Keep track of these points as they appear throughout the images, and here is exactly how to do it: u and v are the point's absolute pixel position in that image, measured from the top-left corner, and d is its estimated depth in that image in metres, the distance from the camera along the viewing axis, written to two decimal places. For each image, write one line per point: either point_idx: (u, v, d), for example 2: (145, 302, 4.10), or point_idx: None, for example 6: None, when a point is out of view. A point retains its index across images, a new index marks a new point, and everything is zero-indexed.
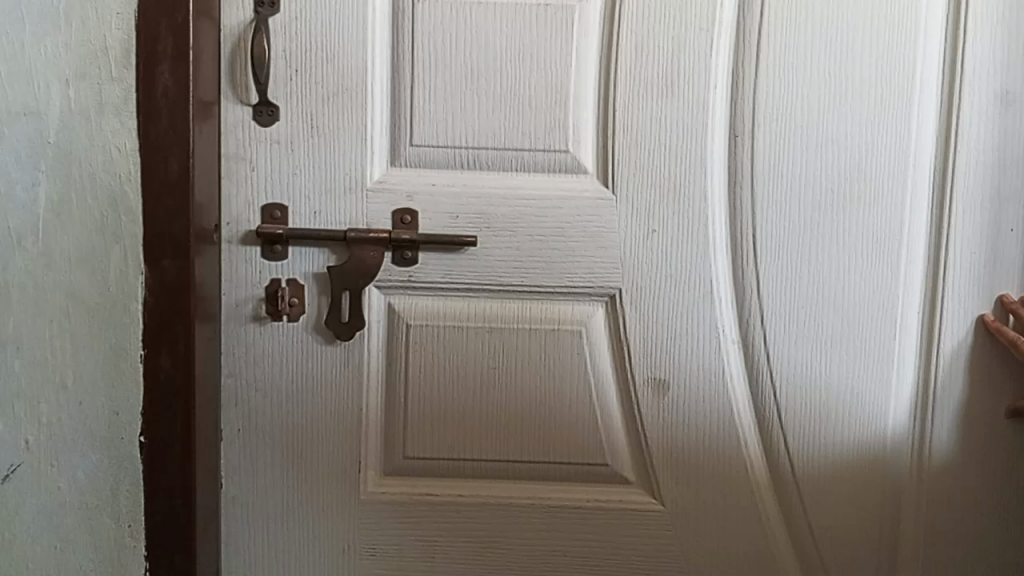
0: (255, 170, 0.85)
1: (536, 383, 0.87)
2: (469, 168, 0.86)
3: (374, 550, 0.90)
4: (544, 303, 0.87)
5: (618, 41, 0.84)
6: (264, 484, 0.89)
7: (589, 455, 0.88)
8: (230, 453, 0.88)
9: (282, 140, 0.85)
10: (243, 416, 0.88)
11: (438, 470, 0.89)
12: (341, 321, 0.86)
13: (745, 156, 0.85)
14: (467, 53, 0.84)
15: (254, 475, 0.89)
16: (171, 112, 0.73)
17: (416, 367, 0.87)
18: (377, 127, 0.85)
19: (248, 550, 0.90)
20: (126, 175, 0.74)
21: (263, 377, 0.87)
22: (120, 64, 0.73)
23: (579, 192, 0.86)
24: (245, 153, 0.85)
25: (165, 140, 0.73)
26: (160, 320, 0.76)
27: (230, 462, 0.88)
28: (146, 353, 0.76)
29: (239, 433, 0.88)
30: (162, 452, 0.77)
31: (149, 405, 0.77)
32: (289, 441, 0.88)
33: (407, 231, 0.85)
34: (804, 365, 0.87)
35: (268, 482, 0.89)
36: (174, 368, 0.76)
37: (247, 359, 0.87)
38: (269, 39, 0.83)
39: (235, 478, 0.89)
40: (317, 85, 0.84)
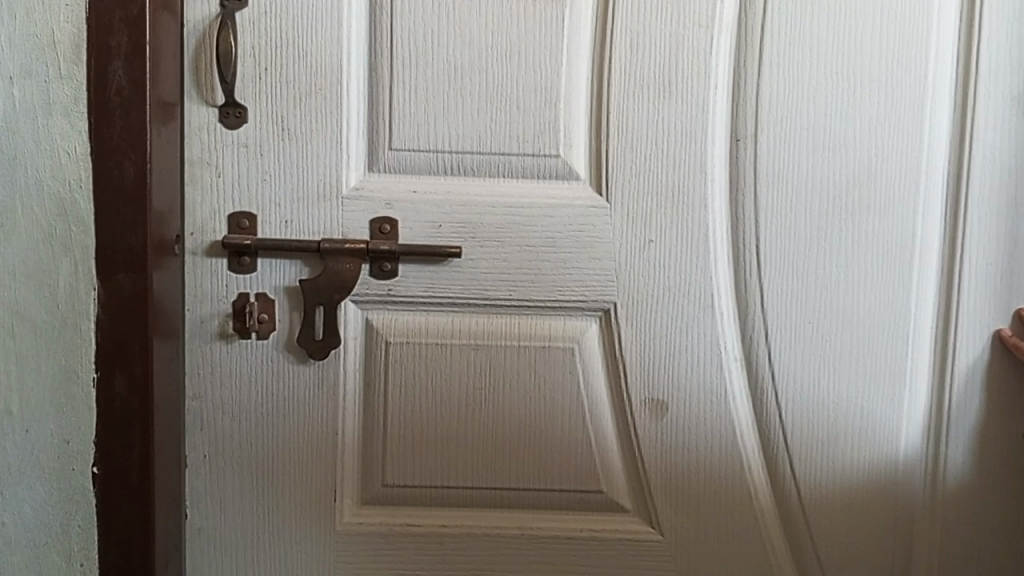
0: (222, 175, 0.79)
1: (526, 405, 0.81)
2: (453, 173, 0.80)
3: None
4: (533, 318, 0.81)
5: (612, 38, 0.78)
6: (232, 514, 0.82)
7: (582, 482, 0.82)
8: (195, 481, 0.82)
9: (251, 143, 0.78)
10: (209, 442, 0.81)
11: (420, 499, 0.83)
12: (314, 338, 0.80)
13: (747, 160, 0.79)
14: (451, 51, 0.78)
15: (222, 505, 0.82)
16: (126, 112, 0.67)
17: (396, 387, 0.81)
18: (354, 130, 0.79)
19: None
20: (77, 181, 0.67)
21: (231, 399, 0.81)
22: (70, 60, 0.66)
23: (571, 199, 0.80)
24: (211, 158, 0.78)
25: (119, 143, 0.67)
26: (115, 340, 0.69)
27: (195, 490, 0.82)
28: (100, 377, 0.69)
29: (206, 459, 0.81)
30: (117, 484, 0.70)
31: (103, 432, 0.70)
32: (260, 467, 0.82)
33: (386, 241, 0.79)
34: (811, 385, 0.81)
35: (237, 511, 0.82)
36: (130, 394, 0.69)
37: (213, 379, 0.80)
38: (237, 35, 0.77)
39: (201, 508, 0.82)
40: (288, 85, 0.78)
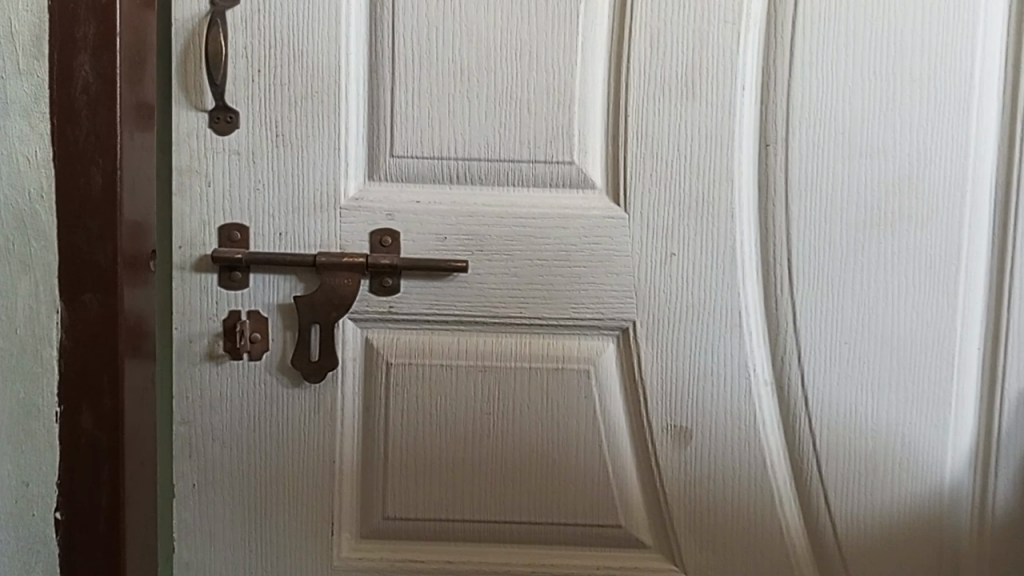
0: (212, 185, 0.73)
1: (538, 431, 0.75)
2: (460, 182, 0.74)
3: None
4: (546, 338, 0.75)
5: (630, 35, 0.72)
6: (222, 549, 0.76)
7: (599, 515, 0.76)
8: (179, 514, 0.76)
9: (242, 150, 0.73)
10: (197, 471, 0.75)
11: (424, 533, 0.77)
12: (309, 359, 0.74)
13: (776, 167, 0.73)
14: (456, 50, 0.73)
15: (211, 538, 0.76)
16: (93, 113, 0.62)
17: (399, 412, 0.75)
18: (353, 136, 0.74)
19: None
20: (37, 190, 0.62)
21: (221, 425, 0.75)
22: (29, 54, 0.61)
23: (585, 209, 0.74)
24: (200, 166, 0.73)
25: (85, 147, 0.62)
26: (80, 368, 0.64)
27: (183, 523, 0.76)
28: (63, 411, 0.64)
29: (194, 490, 0.75)
30: (83, 528, 0.65)
31: (67, 472, 0.65)
32: (252, 499, 0.76)
33: (387, 255, 0.73)
34: (847, 410, 0.75)
35: (227, 546, 0.76)
36: (98, 429, 0.64)
37: (202, 404, 0.75)
38: (227, 34, 0.72)
39: (186, 543, 0.76)
40: (282, 88, 0.73)
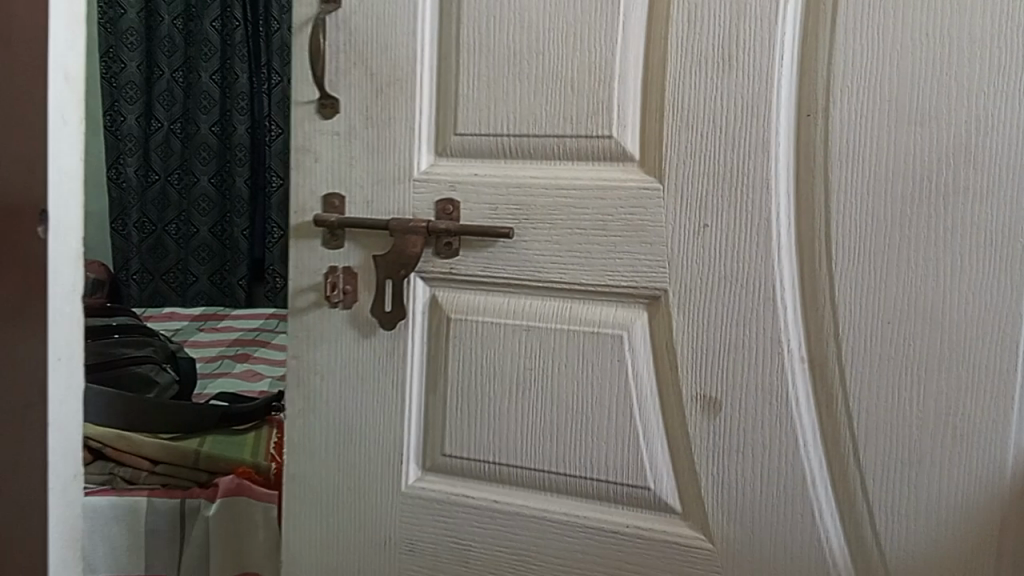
0: (318, 160, 0.88)
1: (574, 389, 0.80)
2: (513, 157, 0.82)
3: (413, 546, 0.88)
4: (585, 303, 0.80)
5: (668, 11, 0.75)
6: (320, 465, 0.91)
7: (628, 474, 0.79)
8: (159, 515, 1.03)
9: (342, 131, 0.87)
10: (303, 398, 0.90)
11: (476, 472, 0.85)
12: (384, 309, 0.85)
13: (815, 137, 0.71)
14: (510, 37, 0.80)
15: (312, 454, 0.91)
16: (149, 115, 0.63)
17: (457, 362, 0.84)
18: (427, 117, 0.84)
19: (306, 529, 0.92)
20: None
21: (321, 360, 0.89)
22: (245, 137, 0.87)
23: (622, 181, 0.78)
24: (311, 145, 0.88)
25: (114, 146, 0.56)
26: None
27: (292, 440, 0.91)
28: None
29: (300, 413, 0.91)
30: None
31: None
32: (342, 426, 0.89)
33: (447, 221, 0.82)
34: (891, 395, 0.70)
35: (323, 463, 0.90)
36: None
37: (308, 341, 0.89)
38: (331, 33, 0.85)
39: (161, 539, 1.03)
40: (373, 77, 0.85)
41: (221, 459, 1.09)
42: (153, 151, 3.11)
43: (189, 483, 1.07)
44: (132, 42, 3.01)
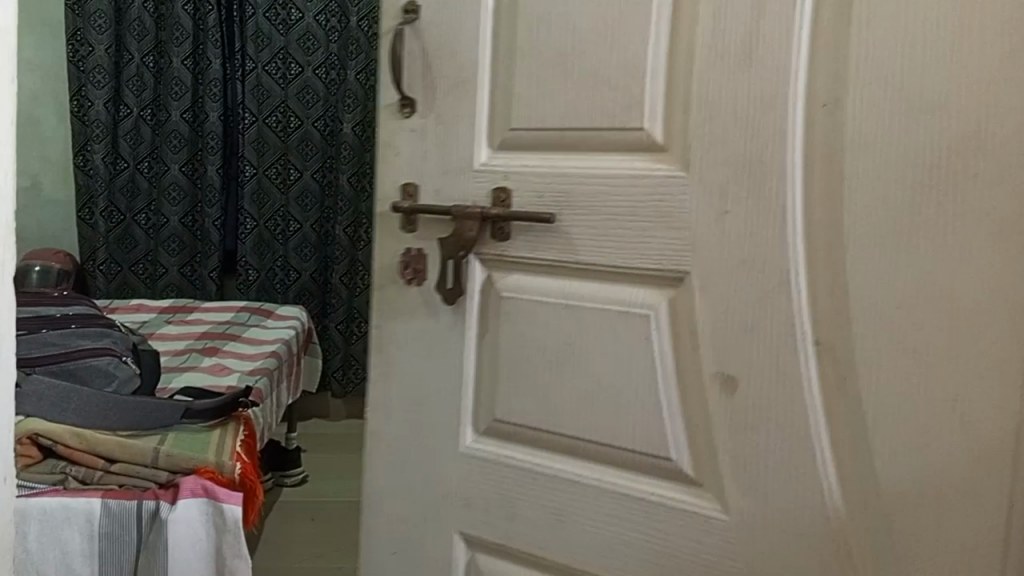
0: (398, 154, 0.97)
1: (607, 363, 0.87)
2: (557, 149, 0.88)
3: (468, 501, 0.97)
4: (618, 284, 0.86)
5: (698, 11, 0.80)
6: (396, 422, 1.01)
7: (652, 445, 0.86)
8: (112, 517, 1.16)
9: (416, 128, 0.95)
10: (383, 364, 1.01)
11: (521, 437, 0.94)
12: (447, 286, 0.94)
13: (833, 125, 0.75)
14: (555, 40, 0.87)
15: (389, 413, 1.02)
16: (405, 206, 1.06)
17: (507, 336, 0.92)
18: (484, 113, 0.91)
19: (383, 480, 1.03)
20: None
21: (401, 331, 0.99)
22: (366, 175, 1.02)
23: (652, 170, 0.83)
24: (392, 140, 0.97)
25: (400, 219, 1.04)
26: None
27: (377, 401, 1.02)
28: None
29: (381, 376, 1.02)
30: None
31: None
32: (411, 391, 1.00)
33: (500, 208, 0.90)
34: (898, 377, 0.74)
35: (397, 423, 1.01)
36: None
37: (389, 313, 1.00)
38: (409, 39, 0.95)
39: (111, 540, 1.16)
40: (442, 78, 0.93)
41: (183, 459, 1.24)
42: (121, 137, 2.90)
43: (150, 480, 1.23)
44: (100, 25, 2.82)
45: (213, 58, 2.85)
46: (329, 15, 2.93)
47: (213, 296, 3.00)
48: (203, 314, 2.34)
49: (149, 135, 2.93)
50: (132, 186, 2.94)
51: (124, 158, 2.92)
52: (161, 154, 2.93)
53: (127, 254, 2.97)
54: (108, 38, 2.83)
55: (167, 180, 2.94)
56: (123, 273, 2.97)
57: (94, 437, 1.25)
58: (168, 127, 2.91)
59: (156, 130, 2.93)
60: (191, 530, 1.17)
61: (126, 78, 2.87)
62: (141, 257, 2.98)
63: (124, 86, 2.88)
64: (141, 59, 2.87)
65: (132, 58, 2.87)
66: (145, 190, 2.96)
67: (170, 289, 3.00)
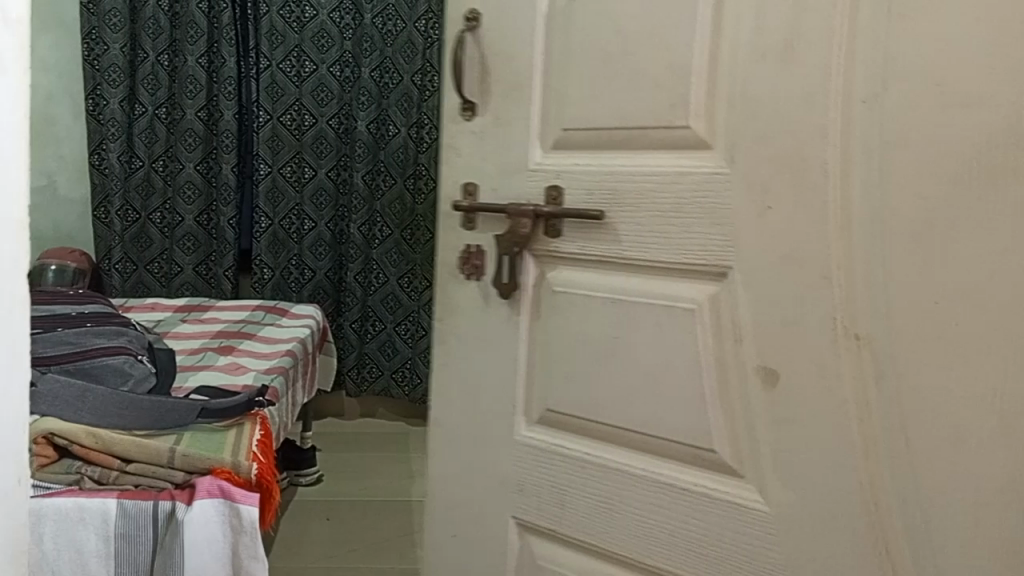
0: (460, 154, 1.02)
1: (653, 357, 0.91)
2: (607, 148, 0.92)
3: (522, 487, 1.03)
4: (663, 279, 0.90)
5: (740, 10, 0.81)
6: (456, 410, 1.08)
7: (697, 437, 0.89)
8: (127, 517, 1.14)
9: (477, 131, 1.01)
10: (445, 354, 1.08)
11: (572, 428, 0.99)
12: (502, 281, 0.99)
13: (871, 121, 0.75)
14: (604, 42, 0.91)
15: (451, 402, 1.08)
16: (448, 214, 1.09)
17: (560, 329, 0.97)
18: (541, 116, 0.96)
19: (448, 464, 1.10)
20: None
21: (462, 325, 1.06)
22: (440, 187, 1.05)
23: (696, 167, 0.86)
24: (455, 142, 1.03)
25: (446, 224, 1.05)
26: None
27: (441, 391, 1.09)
28: None
29: (444, 366, 1.09)
30: None
31: None
32: (470, 381, 1.06)
33: (552, 206, 0.94)
34: (933, 372, 0.74)
35: (458, 411, 1.08)
36: None
37: (451, 307, 1.07)
38: (471, 45, 1.00)
39: (126, 541, 1.14)
40: (500, 82, 0.98)
41: (199, 459, 1.22)
42: (136, 136, 2.88)
43: (167, 481, 1.21)
44: (115, 23, 2.76)
45: (228, 57, 2.84)
46: (345, 13, 2.92)
47: (227, 294, 3.00)
48: (216, 314, 2.36)
49: (162, 134, 2.90)
50: (147, 184, 2.92)
51: (139, 157, 2.89)
52: (176, 152, 2.92)
53: (142, 253, 2.95)
54: (123, 36, 2.78)
55: (182, 179, 2.93)
56: (138, 271, 2.94)
57: (105, 436, 1.23)
58: (184, 126, 2.89)
59: (169, 128, 2.91)
60: (207, 530, 1.16)
61: (141, 77, 2.84)
62: (156, 255, 2.96)
63: (139, 85, 2.84)
64: (157, 57, 2.84)
65: (147, 57, 2.83)
66: (161, 189, 2.93)
67: (187, 287, 2.99)
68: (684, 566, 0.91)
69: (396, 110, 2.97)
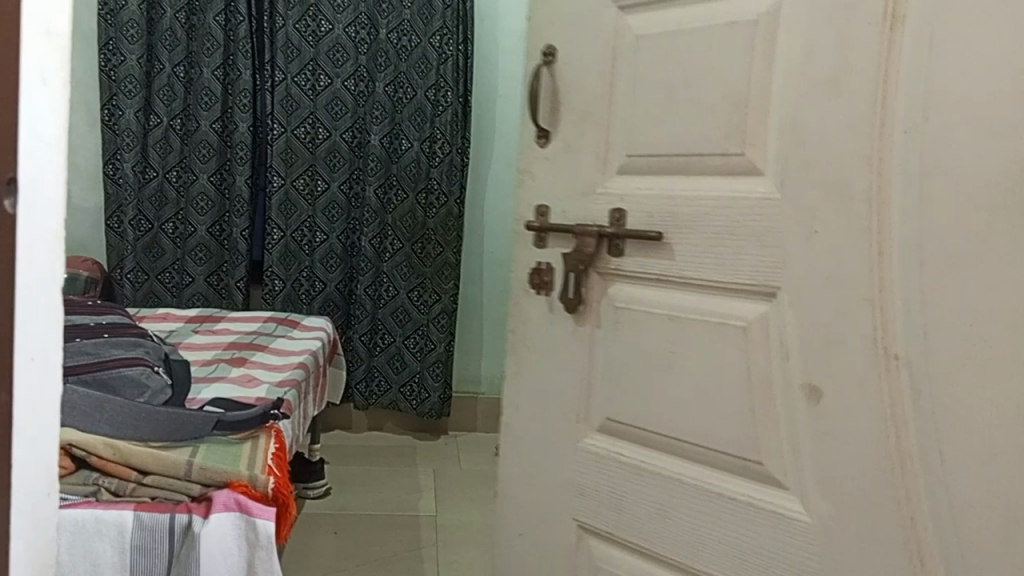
0: (535, 179, 1.12)
1: (704, 370, 0.97)
2: (668, 174, 0.99)
3: (583, 492, 1.10)
4: (716, 297, 0.96)
5: (789, 46, 0.87)
6: (524, 416, 1.16)
7: (742, 448, 0.94)
8: (147, 530, 1.06)
9: (550, 157, 1.10)
10: (515, 363, 1.17)
11: (629, 436, 1.06)
12: (569, 296, 1.08)
13: (910, 150, 0.78)
14: (665, 74, 0.99)
15: (518, 408, 1.17)
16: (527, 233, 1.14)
17: (620, 342, 1.05)
18: (611, 144, 1.04)
19: (516, 466, 1.18)
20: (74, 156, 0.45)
21: (531, 336, 1.14)
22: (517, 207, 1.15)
23: (749, 192, 0.92)
24: (530, 167, 1.13)
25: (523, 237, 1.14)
26: None
27: (510, 399, 1.18)
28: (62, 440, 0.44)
29: (513, 375, 1.17)
30: None
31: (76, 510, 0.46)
32: (537, 389, 1.14)
33: (615, 227, 1.02)
34: (964, 389, 0.76)
35: (525, 418, 1.16)
36: None
37: (521, 319, 1.16)
38: (547, 79, 1.10)
39: (144, 554, 1.06)
40: (572, 112, 1.08)
41: (213, 470, 1.13)
42: (151, 146, 2.72)
43: (184, 494, 1.12)
44: (133, 35, 2.62)
45: (243, 69, 2.69)
46: (360, 27, 2.73)
47: (239, 306, 2.83)
48: (230, 323, 2.34)
49: (178, 145, 2.74)
50: (160, 195, 2.75)
51: (152, 167, 2.73)
52: (190, 164, 2.75)
53: (153, 262, 2.78)
54: (140, 48, 2.64)
55: (195, 190, 2.76)
56: (149, 282, 2.78)
57: (128, 448, 1.14)
58: (196, 138, 2.73)
59: (184, 140, 2.75)
60: (224, 543, 1.07)
61: (155, 87, 2.68)
62: (167, 265, 2.79)
63: (154, 96, 2.69)
64: (173, 69, 2.69)
65: (163, 69, 2.68)
66: (173, 200, 2.76)
67: (197, 297, 2.81)
68: (730, 571, 0.96)
69: (409, 124, 2.81)
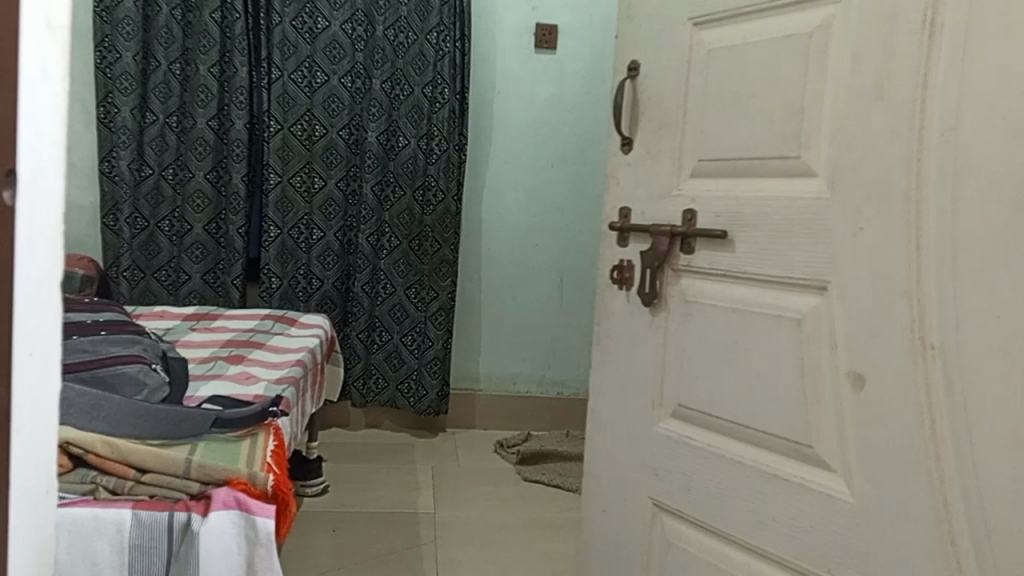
0: (619, 183, 1.22)
1: (762, 359, 1.04)
2: (733, 177, 1.07)
3: (657, 472, 1.18)
4: (774, 291, 1.03)
5: (842, 56, 0.94)
6: (609, 399, 1.26)
7: (795, 432, 1.01)
8: (147, 529, 0.90)
9: (631, 162, 1.20)
10: (601, 351, 1.27)
11: (696, 420, 1.14)
12: (644, 290, 1.18)
13: (949, 151, 0.83)
14: (731, 84, 1.06)
15: (604, 393, 1.27)
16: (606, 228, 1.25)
17: (690, 333, 1.13)
18: (685, 150, 1.13)
19: (601, 446, 1.28)
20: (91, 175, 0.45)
21: (614, 326, 1.25)
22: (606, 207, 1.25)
23: (804, 193, 0.98)
24: (615, 172, 1.23)
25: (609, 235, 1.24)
26: None
27: (597, 384, 1.28)
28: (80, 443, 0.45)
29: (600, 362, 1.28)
30: None
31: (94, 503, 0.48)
32: (619, 375, 1.24)
33: (685, 226, 1.11)
34: (991, 377, 0.80)
35: (609, 402, 1.26)
36: None
37: (605, 311, 1.26)
38: (631, 91, 1.20)
39: (144, 556, 0.90)
40: (650, 121, 1.17)
41: (213, 467, 0.97)
42: (147, 144, 2.74)
43: (181, 492, 0.96)
44: (128, 32, 2.63)
45: (240, 66, 2.71)
46: (356, 24, 2.77)
47: (236, 303, 2.84)
48: (225, 322, 2.36)
49: (174, 142, 2.76)
50: (156, 193, 2.77)
51: (148, 165, 2.74)
52: (186, 161, 2.77)
53: (150, 260, 2.79)
54: (136, 45, 2.65)
55: (192, 187, 2.78)
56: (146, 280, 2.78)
57: (126, 444, 0.97)
58: (194, 135, 2.76)
59: (181, 138, 2.77)
60: (225, 544, 0.93)
61: (153, 85, 2.70)
62: (164, 263, 2.80)
63: (151, 93, 2.71)
64: (168, 66, 2.70)
65: (159, 66, 2.69)
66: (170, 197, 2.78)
67: (195, 295, 2.83)
68: (784, 548, 1.02)
69: (407, 121, 2.84)
